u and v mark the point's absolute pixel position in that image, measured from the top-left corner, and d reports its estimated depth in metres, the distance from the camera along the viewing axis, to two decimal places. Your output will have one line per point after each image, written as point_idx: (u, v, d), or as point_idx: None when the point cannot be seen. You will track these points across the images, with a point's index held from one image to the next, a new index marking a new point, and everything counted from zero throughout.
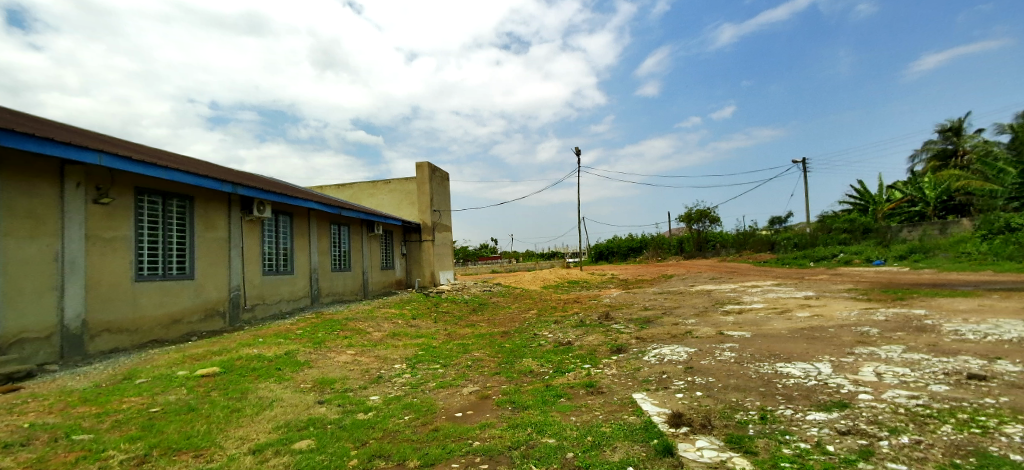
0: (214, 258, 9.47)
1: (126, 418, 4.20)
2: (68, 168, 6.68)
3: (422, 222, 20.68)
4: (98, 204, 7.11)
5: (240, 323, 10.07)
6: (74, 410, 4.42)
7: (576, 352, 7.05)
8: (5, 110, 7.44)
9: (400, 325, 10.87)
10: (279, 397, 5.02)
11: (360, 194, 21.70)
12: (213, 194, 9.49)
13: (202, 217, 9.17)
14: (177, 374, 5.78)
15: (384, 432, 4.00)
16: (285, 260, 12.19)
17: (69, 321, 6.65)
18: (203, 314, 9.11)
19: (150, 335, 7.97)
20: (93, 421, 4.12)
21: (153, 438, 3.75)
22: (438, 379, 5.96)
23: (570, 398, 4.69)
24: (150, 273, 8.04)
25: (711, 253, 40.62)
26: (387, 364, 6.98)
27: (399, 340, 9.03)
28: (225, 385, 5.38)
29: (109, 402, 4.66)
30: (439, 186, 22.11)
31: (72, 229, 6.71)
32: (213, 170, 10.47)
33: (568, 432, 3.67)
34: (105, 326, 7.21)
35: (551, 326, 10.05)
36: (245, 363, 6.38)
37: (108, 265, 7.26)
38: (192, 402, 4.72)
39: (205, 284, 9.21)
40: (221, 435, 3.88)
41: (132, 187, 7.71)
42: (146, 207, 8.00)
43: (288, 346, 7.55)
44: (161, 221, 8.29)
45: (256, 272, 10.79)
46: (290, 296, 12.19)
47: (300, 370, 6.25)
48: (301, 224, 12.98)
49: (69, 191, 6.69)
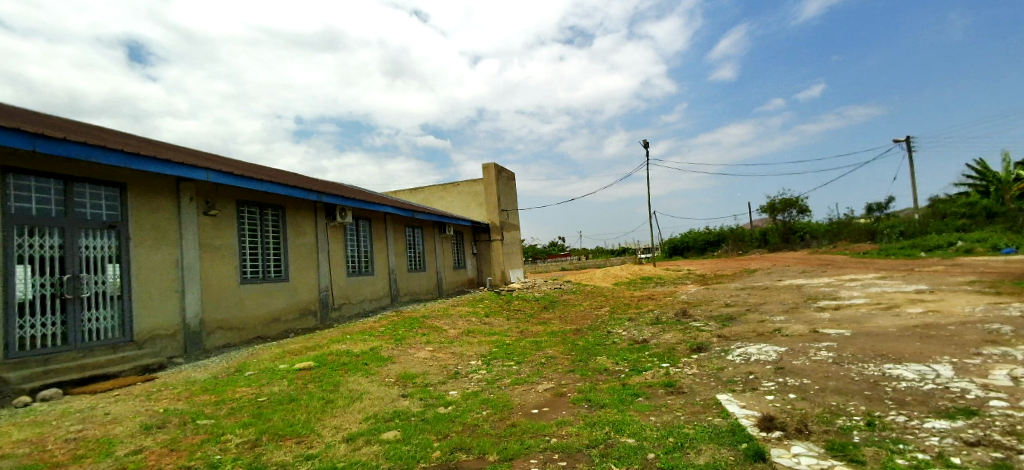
0: (304, 261, 10.26)
1: (239, 406, 4.69)
2: (182, 184, 7.55)
3: (492, 222, 21.07)
4: (208, 216, 7.98)
5: (329, 321, 10.82)
6: (198, 398, 5.00)
7: (653, 351, 6.82)
8: (138, 138, 8.65)
9: (475, 322, 11.15)
10: (367, 390, 5.34)
11: (430, 196, 22.59)
12: (301, 202, 10.30)
13: (293, 223, 9.98)
14: (279, 367, 6.35)
15: (464, 426, 4.13)
16: (366, 262, 12.92)
17: (190, 320, 7.50)
18: (297, 313, 9.91)
19: (255, 331, 8.79)
20: (213, 408, 4.64)
21: (262, 425, 4.15)
22: (514, 376, 6.04)
23: (649, 397, 4.55)
24: (252, 276, 8.88)
25: (800, 245, 37.67)
26: (463, 361, 7.18)
27: (474, 337, 9.29)
28: (319, 378, 5.82)
29: (225, 391, 5.22)
30: (507, 186, 22.41)
31: (188, 238, 7.57)
32: (302, 181, 11.44)
33: (649, 432, 3.56)
34: (218, 324, 8.05)
35: (625, 324, 9.80)
36: (336, 358, 6.85)
37: (218, 271, 8.11)
38: (292, 393, 5.16)
39: (298, 285, 9.98)
40: (319, 424, 4.20)
41: (233, 199, 8.57)
42: (246, 217, 8.88)
43: (373, 342, 8.02)
44: (259, 229, 9.16)
45: (341, 274, 11.55)
46: (371, 296, 12.87)
47: (384, 365, 6.60)
48: (379, 228, 13.68)
49: (186, 205, 7.58)
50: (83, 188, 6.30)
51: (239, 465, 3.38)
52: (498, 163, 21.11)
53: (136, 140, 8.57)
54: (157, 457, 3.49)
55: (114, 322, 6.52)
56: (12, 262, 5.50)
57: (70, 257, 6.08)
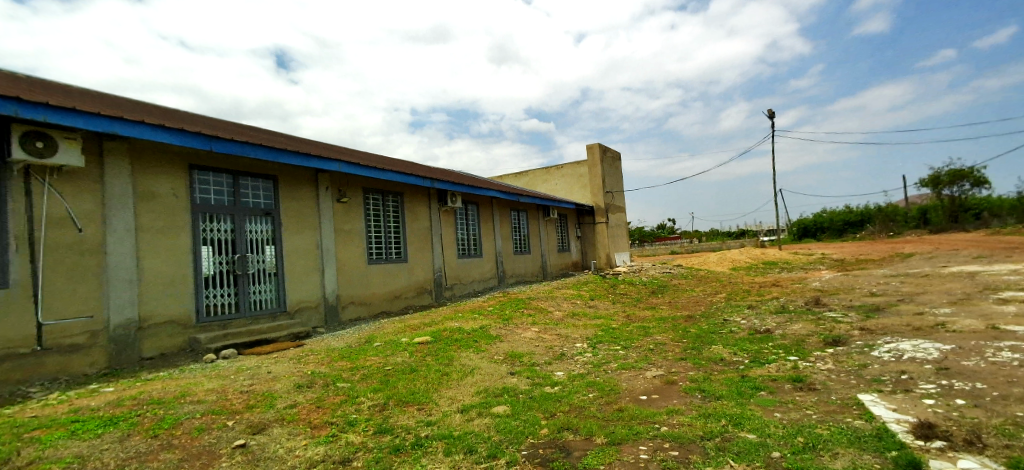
0: (421, 244, 11.03)
1: (369, 373, 5.24)
2: (319, 175, 8.52)
3: (597, 204, 20.70)
4: (340, 203, 8.93)
5: (443, 300, 11.56)
6: (336, 364, 5.68)
7: (777, 342, 6.23)
8: (284, 136, 9.92)
9: (580, 305, 11.13)
10: (478, 365, 5.63)
11: (535, 180, 22.84)
12: (417, 189, 11.04)
13: (410, 209, 10.77)
14: (401, 340, 6.95)
15: (571, 406, 4.17)
16: (474, 245, 13.51)
17: (328, 295, 8.51)
18: (416, 291, 10.73)
19: (381, 307, 9.71)
20: (349, 373, 5.24)
21: (388, 391, 4.60)
22: (621, 361, 5.93)
23: (773, 392, 4.18)
24: (377, 257, 9.78)
25: (973, 225, 31.45)
26: (569, 343, 7.22)
27: (579, 320, 9.28)
28: (435, 352, 6.26)
29: (358, 359, 5.86)
30: (613, 167, 21.80)
31: (325, 223, 8.55)
32: (417, 169, 12.26)
33: (773, 429, 3.28)
34: (351, 299, 9.03)
35: (744, 312, 9.06)
36: (450, 334, 7.31)
37: (349, 252, 9.07)
38: (413, 364, 5.63)
39: (415, 266, 10.78)
40: (437, 393, 4.54)
41: (360, 187, 9.48)
42: (371, 204, 9.77)
43: (482, 321, 8.40)
44: (382, 214, 10.03)
45: (453, 256, 12.22)
46: (480, 277, 13.45)
47: (493, 343, 6.90)
48: (487, 211, 14.18)
49: (323, 194, 8.57)
50: (245, 181, 7.41)
51: (370, 425, 3.78)
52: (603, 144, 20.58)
53: (283, 138, 9.83)
54: (307, 412, 4.06)
55: (271, 295, 7.64)
56: (199, 243, 6.69)
57: (239, 239, 7.22)
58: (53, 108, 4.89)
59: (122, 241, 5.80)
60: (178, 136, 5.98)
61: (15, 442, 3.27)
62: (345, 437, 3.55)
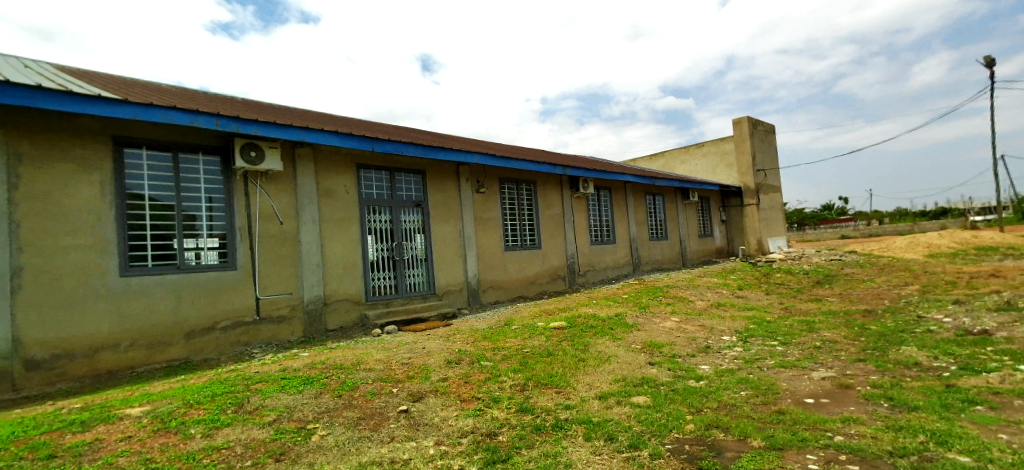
0: (554, 230, 11.18)
1: (509, 354, 5.49)
2: (460, 168, 9.12)
3: (745, 184, 18.76)
4: (478, 193, 9.46)
5: (577, 286, 11.59)
6: (480, 343, 6.07)
7: (999, 347, 4.98)
8: (429, 134, 10.82)
9: (727, 295, 10.23)
10: (615, 353, 5.53)
11: (672, 161, 21.58)
12: (549, 177, 11.20)
13: (543, 196, 10.97)
14: (538, 324, 7.15)
15: (720, 403, 3.87)
16: (608, 231, 13.26)
17: (470, 279, 9.11)
18: (550, 277, 10.92)
19: (517, 291, 10.10)
20: (491, 353, 5.56)
21: (528, 372, 4.77)
22: (778, 358, 5.31)
23: (993, 408, 3.36)
24: (513, 244, 10.18)
25: None
26: (715, 335, 6.69)
27: (726, 311, 8.55)
28: (571, 337, 6.31)
29: (498, 340, 6.18)
30: (765, 142, 19.50)
31: (466, 213, 9.15)
32: (550, 157, 12.43)
33: (995, 454, 2.64)
34: (490, 284, 9.54)
35: (947, 309, 7.42)
36: (585, 320, 7.31)
37: (488, 240, 9.58)
38: (550, 348, 5.75)
39: (549, 252, 10.97)
40: (574, 378, 4.58)
41: (497, 177, 9.95)
42: (506, 193, 10.17)
43: (618, 309, 8.23)
44: (517, 202, 10.39)
45: (586, 243, 12.14)
46: (614, 264, 13.17)
47: (629, 332, 6.72)
48: (621, 196, 13.78)
49: (464, 185, 9.17)
50: (399, 176, 8.26)
51: (513, 403, 3.97)
52: (752, 117, 18.49)
53: (428, 135, 10.73)
54: (457, 386, 4.41)
55: (422, 278, 8.45)
56: (365, 232, 7.66)
57: (396, 228, 8.10)
58: (261, 123, 5.99)
59: (310, 231, 6.91)
60: (347, 139, 6.90)
61: (245, 391, 4.15)
62: (490, 412, 3.79)
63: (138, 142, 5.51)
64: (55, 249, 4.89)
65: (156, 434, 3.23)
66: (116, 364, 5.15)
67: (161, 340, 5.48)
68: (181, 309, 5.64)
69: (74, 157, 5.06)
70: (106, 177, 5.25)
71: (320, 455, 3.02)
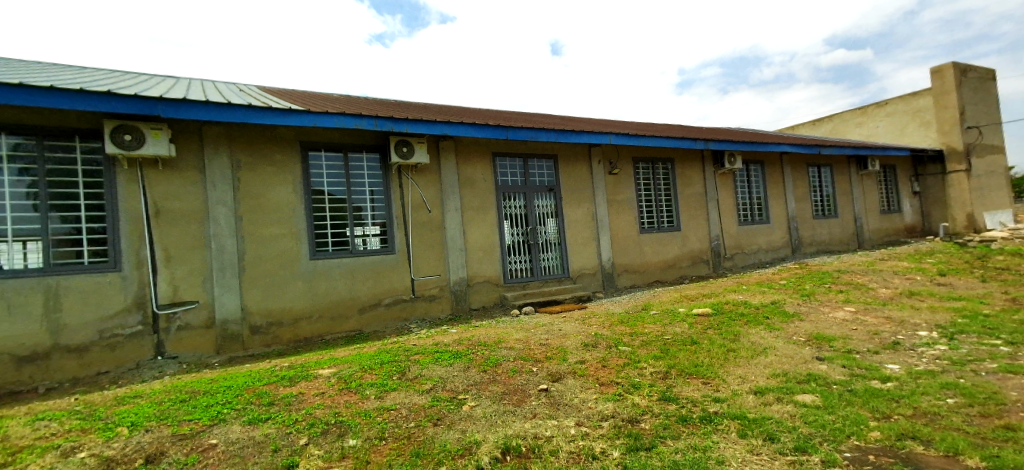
0: (695, 210, 10.39)
1: (649, 340, 5.27)
2: (593, 149, 8.95)
3: (948, 147, 15.25)
4: (612, 175, 9.20)
5: (723, 271, 10.64)
6: (617, 328, 5.94)
7: None
8: (561, 118, 10.82)
9: (921, 282, 8.46)
10: (773, 345, 4.95)
11: (843, 126, 18.52)
12: (689, 153, 10.40)
13: (682, 174, 10.25)
14: (680, 310, 6.74)
15: (916, 411, 3.21)
16: (761, 209, 11.88)
17: (605, 262, 8.95)
18: (691, 261, 10.20)
19: (655, 276, 9.64)
20: (629, 338, 5.40)
21: (670, 360, 4.52)
22: (1003, 361, 4.23)
23: None
24: (649, 226, 9.73)
25: None
26: (905, 329, 5.59)
27: (921, 301, 7.07)
28: (719, 326, 5.83)
29: (637, 325, 5.97)
30: (980, 91, 15.55)
31: (599, 195, 8.97)
32: (690, 132, 11.54)
33: None
34: (626, 267, 9.26)
35: None
36: (735, 307, 6.68)
37: (623, 222, 9.28)
38: (694, 336, 5.37)
39: (690, 234, 10.24)
40: (723, 369, 4.22)
41: (632, 157, 9.56)
42: (641, 173, 9.73)
43: (775, 296, 7.35)
44: (653, 182, 9.88)
45: (733, 223, 11.04)
46: (768, 246, 11.78)
47: (790, 322, 5.96)
48: (776, 170, 12.22)
49: (597, 167, 9.00)
50: (533, 161, 8.42)
51: (655, 391, 3.81)
52: (960, 61, 14.90)
53: (559, 119, 10.74)
54: (595, 369, 4.38)
55: (556, 262, 8.54)
56: (502, 218, 7.99)
57: (530, 213, 8.30)
58: (410, 120, 6.58)
59: (454, 218, 7.43)
60: (485, 129, 7.22)
61: (405, 361, 4.65)
62: (631, 398, 3.68)
63: (317, 146, 6.46)
64: (265, 237, 6.02)
65: (342, 392, 3.80)
66: (309, 332, 6.18)
67: (340, 313, 6.41)
68: (353, 288, 6.52)
69: (274, 161, 6.14)
70: (296, 176, 6.27)
71: (470, 424, 3.25)
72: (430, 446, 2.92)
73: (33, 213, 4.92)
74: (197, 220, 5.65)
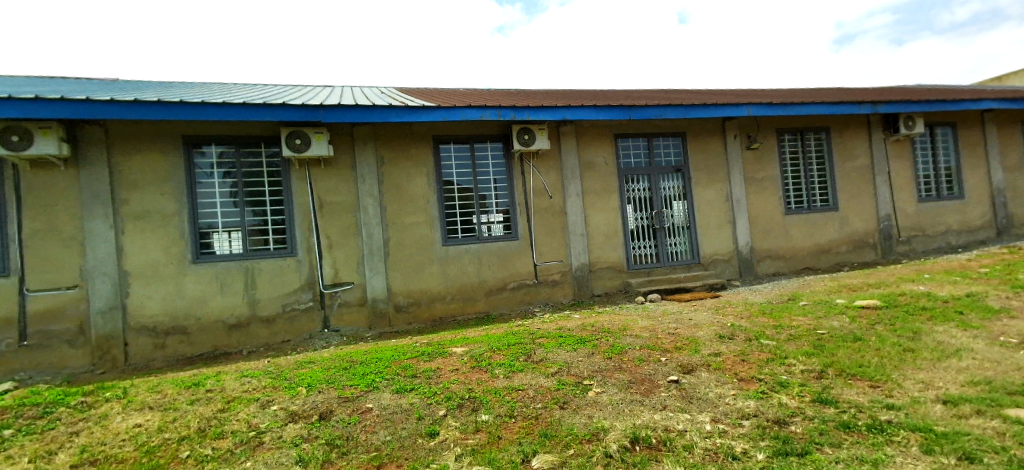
0: (858, 186, 8.92)
1: (799, 334, 4.69)
2: (727, 123, 8.18)
3: None
4: (751, 150, 8.32)
5: (895, 256, 9.02)
6: (759, 319, 5.39)
7: None
8: (690, 93, 10.07)
9: None
10: (969, 347, 4.07)
11: None
12: (849, 119, 8.94)
13: (839, 145, 8.87)
14: (838, 301, 5.89)
15: None
16: (949, 182, 9.79)
17: (742, 247, 8.17)
18: (851, 245, 8.82)
19: (804, 262, 8.53)
20: (774, 331, 4.86)
21: (827, 358, 3.98)
22: None
23: None
24: (797, 206, 8.63)
25: None
26: None
27: None
28: (891, 321, 4.96)
29: (783, 317, 5.36)
30: None
31: (735, 174, 8.19)
32: (851, 95, 9.90)
33: None
34: (767, 253, 8.35)
35: None
36: (912, 300, 5.63)
37: (764, 203, 8.37)
38: (858, 332, 4.65)
39: (850, 214, 8.85)
40: (898, 372, 3.60)
41: (774, 129, 8.53)
42: (787, 146, 8.65)
43: (971, 287, 6.03)
44: (801, 156, 8.73)
45: (910, 200, 9.26)
46: (960, 227, 9.66)
47: (995, 319, 4.83)
48: (972, 133, 9.94)
49: (732, 142, 8.21)
50: (658, 141, 7.99)
51: (808, 391, 3.39)
52: None
53: (688, 94, 10.00)
54: (733, 363, 4.04)
55: (685, 247, 8.04)
56: (625, 202, 7.74)
57: (656, 196, 7.91)
58: (532, 107, 6.65)
59: (576, 203, 7.39)
60: (607, 111, 7.00)
61: (531, 344, 4.78)
62: (777, 397, 3.33)
63: (446, 139, 6.90)
64: (405, 225, 6.62)
65: (474, 370, 4.05)
66: (443, 312, 6.69)
67: (470, 296, 6.82)
68: (481, 273, 6.88)
69: (410, 155, 6.69)
70: (429, 169, 6.77)
71: (597, 410, 3.24)
72: (558, 428, 2.98)
73: (234, 208, 6.03)
74: (350, 211, 6.42)
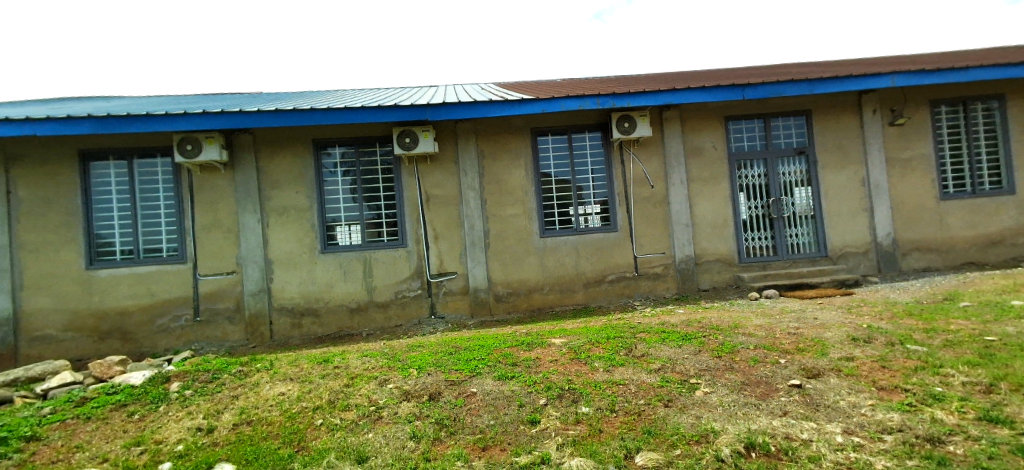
0: None
1: (959, 340, 3.99)
2: (864, 97, 7.18)
3: None
4: (894, 126, 7.22)
5: None
6: (904, 321, 4.69)
7: None
8: (817, 66, 8.99)
9: None
10: None
11: None
12: None
13: (1017, 115, 7.35)
14: (1012, 303, 4.91)
15: None
16: None
17: (882, 239, 7.14)
18: None
19: (966, 256, 7.22)
20: (924, 336, 4.19)
21: (998, 370, 3.34)
22: None
23: None
24: (956, 191, 7.32)
25: None
26: None
27: None
28: None
29: (937, 320, 4.59)
30: None
31: (873, 155, 7.17)
32: None
33: None
34: (915, 245, 7.21)
35: None
36: None
37: (911, 187, 7.22)
38: None
39: None
40: None
41: (926, 100, 7.30)
42: (942, 120, 7.37)
43: None
44: (963, 131, 7.38)
45: None
46: None
47: None
48: None
49: (870, 119, 7.19)
50: (778, 121, 7.26)
51: (971, 407, 2.87)
52: None
53: (815, 67, 8.95)
54: (870, 370, 3.56)
55: (809, 238, 7.24)
56: (737, 189, 7.17)
57: (774, 182, 7.22)
58: (633, 93, 6.40)
59: (680, 192, 7.00)
60: (717, 92, 6.52)
61: (632, 339, 4.63)
62: (929, 412, 2.87)
63: (545, 130, 6.92)
64: (505, 217, 6.78)
65: (573, 361, 4.04)
66: (542, 303, 6.76)
67: (569, 287, 6.80)
68: (580, 265, 6.82)
69: (510, 149, 6.82)
70: (528, 161, 6.84)
71: (705, 411, 3.05)
72: (663, 427, 2.86)
73: (354, 203, 6.63)
74: (454, 204, 6.73)
